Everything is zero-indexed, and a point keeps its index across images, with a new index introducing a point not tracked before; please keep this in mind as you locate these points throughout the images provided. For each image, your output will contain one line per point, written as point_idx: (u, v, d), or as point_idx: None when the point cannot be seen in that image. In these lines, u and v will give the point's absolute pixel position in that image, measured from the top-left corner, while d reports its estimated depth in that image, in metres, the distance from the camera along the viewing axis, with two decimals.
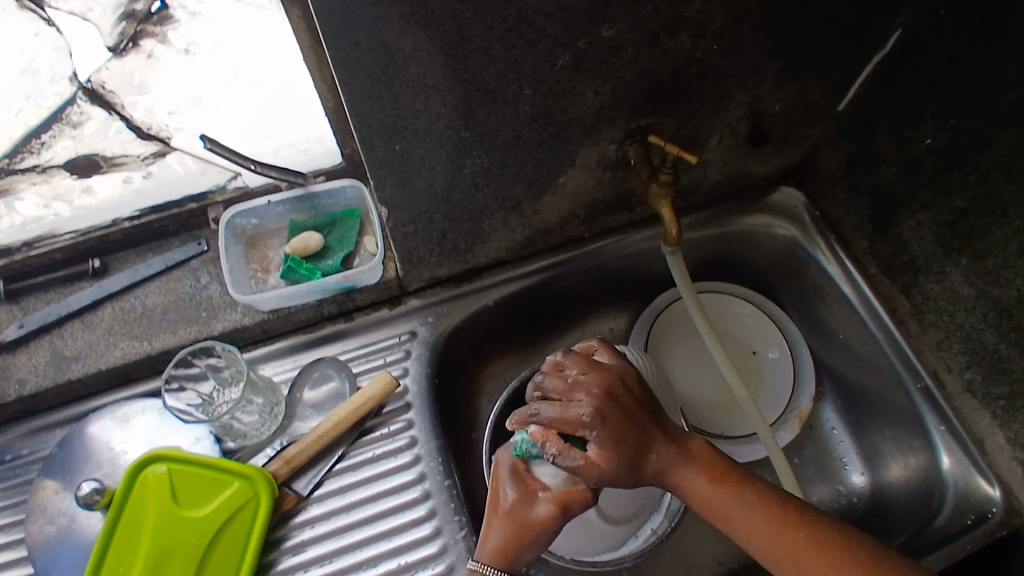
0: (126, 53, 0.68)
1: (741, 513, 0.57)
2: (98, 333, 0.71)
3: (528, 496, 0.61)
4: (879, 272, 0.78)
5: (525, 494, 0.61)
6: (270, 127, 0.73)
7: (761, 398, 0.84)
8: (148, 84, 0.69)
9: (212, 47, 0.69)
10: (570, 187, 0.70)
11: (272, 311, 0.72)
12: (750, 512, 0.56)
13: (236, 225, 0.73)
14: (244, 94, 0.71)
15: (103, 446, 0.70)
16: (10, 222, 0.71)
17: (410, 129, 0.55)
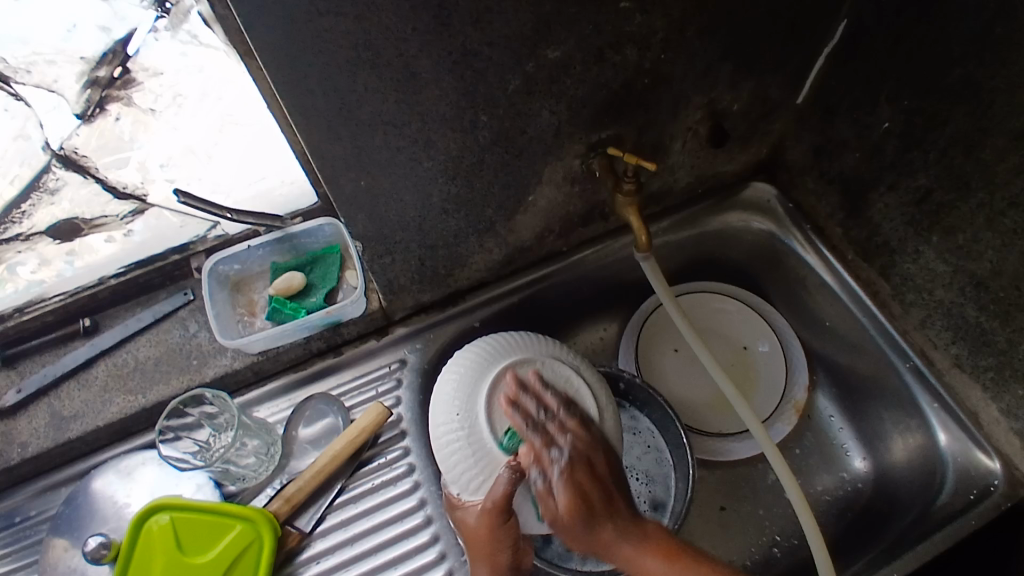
0: (93, 116, 0.73)
1: None
2: (93, 391, 0.72)
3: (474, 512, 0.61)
4: (856, 257, 0.79)
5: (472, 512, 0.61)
6: (254, 172, 0.78)
7: (755, 393, 0.84)
8: (138, 138, 0.75)
9: (199, 97, 0.75)
10: (541, 204, 0.71)
11: (261, 353, 0.73)
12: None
13: (219, 272, 0.74)
14: (231, 139, 0.77)
15: (107, 500, 0.71)
16: (15, 286, 0.74)
17: (374, 165, 0.56)
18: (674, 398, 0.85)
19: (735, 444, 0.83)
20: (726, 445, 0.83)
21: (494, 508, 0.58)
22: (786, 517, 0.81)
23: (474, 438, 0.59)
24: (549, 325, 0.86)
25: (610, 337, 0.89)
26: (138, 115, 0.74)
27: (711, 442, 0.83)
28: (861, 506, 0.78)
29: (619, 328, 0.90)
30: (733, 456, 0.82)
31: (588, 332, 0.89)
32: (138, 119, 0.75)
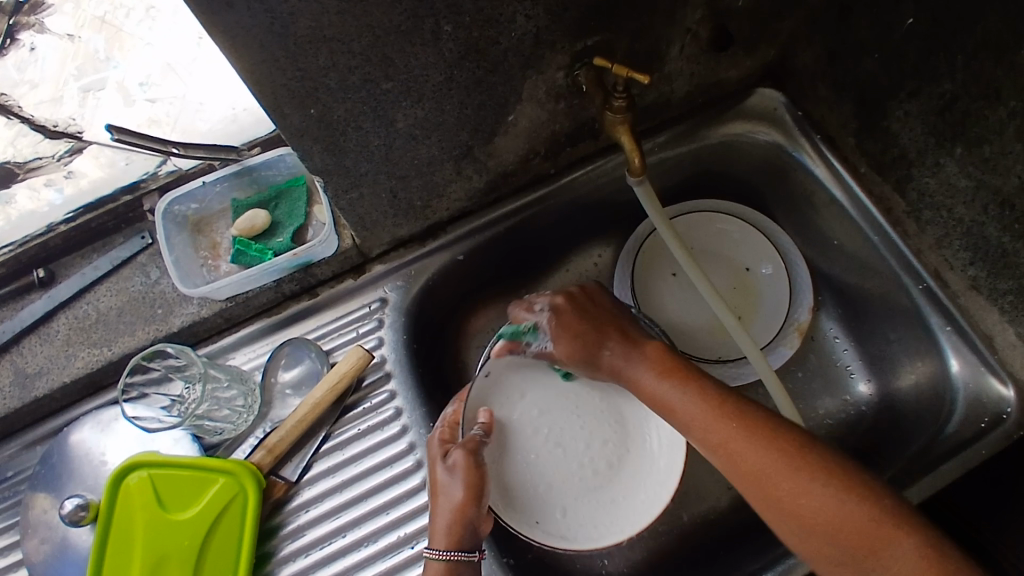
0: (8, 49, 0.77)
1: (687, 411, 0.56)
2: (57, 345, 0.68)
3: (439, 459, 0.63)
4: (869, 170, 0.72)
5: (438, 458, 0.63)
6: (223, 87, 0.78)
7: (757, 316, 0.80)
8: (113, 58, 0.78)
9: (173, 13, 0.81)
10: (523, 124, 0.64)
11: (229, 299, 0.68)
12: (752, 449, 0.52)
13: (175, 213, 0.68)
14: (207, 51, 0.80)
15: (86, 455, 0.69)
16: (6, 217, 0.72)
17: (323, 89, 0.49)
18: (670, 325, 0.81)
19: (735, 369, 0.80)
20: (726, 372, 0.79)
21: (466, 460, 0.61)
22: None
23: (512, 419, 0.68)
24: (540, 253, 0.81)
25: (605, 262, 0.85)
26: (113, 37, 0.79)
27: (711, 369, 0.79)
28: (864, 431, 0.76)
29: (614, 252, 0.85)
30: (734, 383, 0.79)
31: (582, 258, 0.84)
32: (114, 38, 0.79)
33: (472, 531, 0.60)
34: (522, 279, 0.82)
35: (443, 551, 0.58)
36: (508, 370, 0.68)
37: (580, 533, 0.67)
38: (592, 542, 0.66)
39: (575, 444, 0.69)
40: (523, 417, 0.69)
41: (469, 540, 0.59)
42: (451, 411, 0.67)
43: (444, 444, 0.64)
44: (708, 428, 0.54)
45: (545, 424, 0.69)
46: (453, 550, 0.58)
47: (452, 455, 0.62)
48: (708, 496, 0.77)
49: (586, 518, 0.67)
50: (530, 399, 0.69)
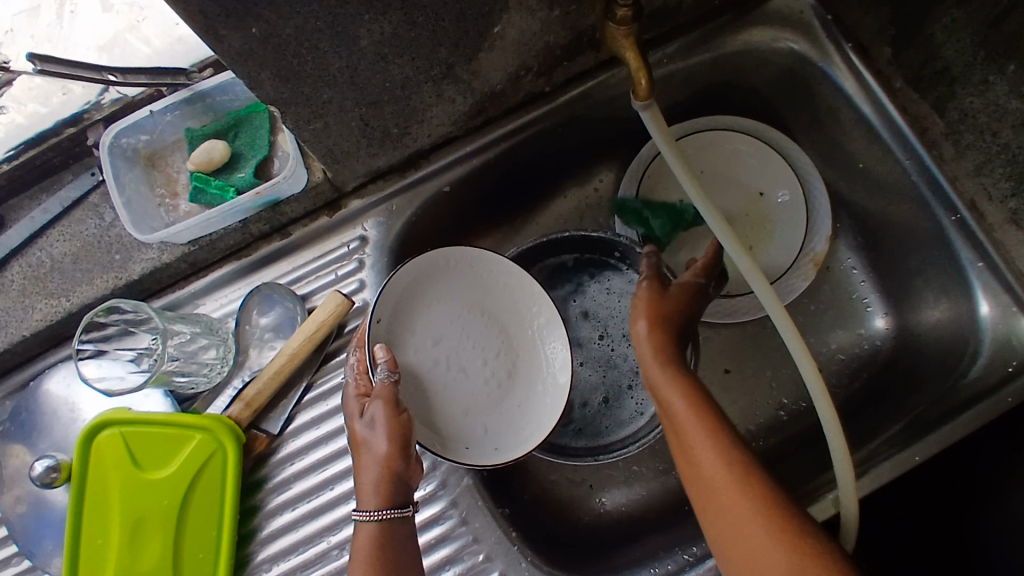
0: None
1: (700, 443, 0.51)
2: (12, 297, 0.62)
3: (358, 409, 0.54)
4: (905, 86, 0.64)
5: (358, 408, 0.55)
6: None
7: (770, 248, 0.74)
8: None
9: None
10: (510, 36, 0.55)
11: (192, 242, 0.62)
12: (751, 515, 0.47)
13: (122, 147, 0.61)
14: None
15: (57, 410, 0.66)
16: None
17: (263, 3, 0.40)
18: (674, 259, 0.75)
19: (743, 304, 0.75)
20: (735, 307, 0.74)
21: (384, 407, 0.53)
22: (795, 381, 0.75)
23: (400, 326, 0.59)
24: (535, 181, 0.74)
25: (606, 188, 0.78)
26: None
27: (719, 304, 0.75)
28: (878, 368, 0.72)
29: (616, 176, 0.78)
30: (742, 320, 0.74)
31: (581, 184, 0.77)
32: None
33: (404, 483, 0.53)
34: (516, 209, 0.76)
35: (372, 512, 0.51)
36: (398, 304, 0.59)
37: (510, 446, 0.60)
38: (526, 447, 0.60)
39: (469, 353, 0.62)
40: (415, 341, 0.60)
41: (402, 493, 0.53)
42: (356, 358, 0.58)
43: (361, 397, 0.56)
44: (715, 465, 0.49)
45: (438, 344, 0.61)
46: (380, 511, 0.51)
47: (369, 410, 0.53)
48: None
49: (509, 427, 0.61)
50: (419, 323, 0.60)
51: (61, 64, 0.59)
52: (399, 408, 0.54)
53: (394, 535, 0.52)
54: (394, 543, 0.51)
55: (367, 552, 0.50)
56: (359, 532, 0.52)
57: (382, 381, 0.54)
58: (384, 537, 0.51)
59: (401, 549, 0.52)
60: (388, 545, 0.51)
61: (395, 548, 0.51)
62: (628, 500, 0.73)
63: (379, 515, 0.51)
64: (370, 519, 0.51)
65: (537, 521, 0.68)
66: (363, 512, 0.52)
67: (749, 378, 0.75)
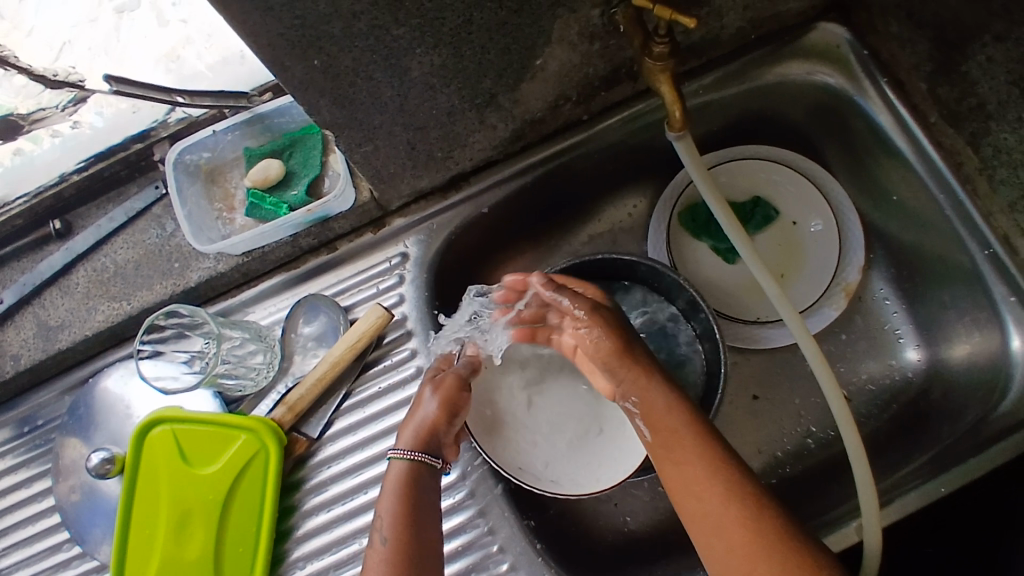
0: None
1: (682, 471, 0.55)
2: (76, 298, 0.67)
3: (432, 376, 0.64)
4: (940, 121, 0.65)
5: (431, 375, 0.64)
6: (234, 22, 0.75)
7: (802, 276, 0.75)
8: None
9: None
10: (552, 68, 0.58)
11: (245, 254, 0.66)
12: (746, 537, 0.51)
13: (186, 163, 0.65)
14: None
15: (113, 406, 0.70)
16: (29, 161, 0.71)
17: (326, 39, 0.44)
18: (707, 283, 0.78)
19: (772, 331, 0.76)
20: (765, 333, 0.76)
21: (454, 385, 0.63)
22: (823, 409, 0.75)
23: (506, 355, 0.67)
24: (572, 204, 0.76)
25: (640, 213, 0.80)
26: None
27: (748, 329, 0.76)
28: (909, 400, 0.72)
29: (650, 202, 0.80)
30: (770, 345, 0.76)
31: (615, 208, 0.79)
32: None
33: (440, 441, 0.61)
34: (552, 230, 0.78)
35: (408, 450, 0.59)
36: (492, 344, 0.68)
37: (567, 481, 0.63)
38: (583, 486, 0.63)
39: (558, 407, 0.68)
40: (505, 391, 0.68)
41: (435, 447, 0.60)
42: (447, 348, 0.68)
43: (436, 372, 0.65)
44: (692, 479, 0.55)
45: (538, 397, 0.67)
46: (413, 454, 0.59)
47: (442, 375, 0.64)
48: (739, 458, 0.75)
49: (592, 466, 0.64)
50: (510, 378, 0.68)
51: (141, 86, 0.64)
52: (463, 391, 0.63)
53: (418, 481, 0.58)
54: (417, 486, 0.58)
55: (394, 495, 0.57)
56: (392, 468, 0.59)
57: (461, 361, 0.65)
58: (411, 475, 0.58)
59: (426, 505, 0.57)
60: (413, 483, 0.58)
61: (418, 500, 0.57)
62: (653, 519, 0.74)
63: (409, 454, 0.59)
64: (402, 455, 0.59)
65: (561, 536, 0.70)
66: (400, 450, 0.60)
67: (777, 404, 0.76)
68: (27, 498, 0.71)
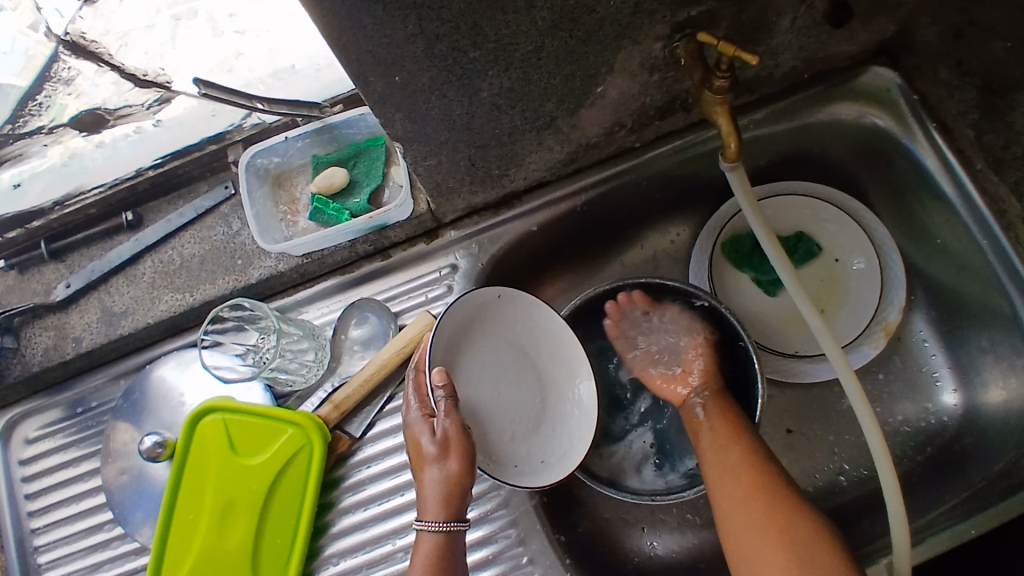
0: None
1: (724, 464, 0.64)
2: (142, 287, 0.71)
3: (423, 426, 0.59)
4: (987, 167, 0.66)
5: (421, 425, 0.59)
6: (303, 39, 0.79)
7: (842, 312, 0.76)
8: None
9: None
10: (611, 96, 0.60)
11: (306, 256, 0.69)
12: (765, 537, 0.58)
13: (258, 166, 0.69)
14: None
15: (166, 393, 0.73)
16: (109, 156, 0.76)
17: (408, 58, 0.47)
18: (747, 312, 0.79)
19: (810, 365, 0.77)
20: (802, 367, 0.77)
21: (449, 438, 0.57)
22: (857, 447, 0.76)
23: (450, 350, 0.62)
24: (617, 228, 0.79)
25: (682, 241, 0.82)
26: None
27: (785, 362, 0.77)
28: (945, 444, 0.72)
29: (693, 231, 0.82)
30: (808, 379, 0.76)
31: (659, 235, 0.81)
32: None
33: (465, 499, 0.58)
34: (596, 252, 0.80)
35: (436, 523, 0.57)
36: (450, 341, 0.62)
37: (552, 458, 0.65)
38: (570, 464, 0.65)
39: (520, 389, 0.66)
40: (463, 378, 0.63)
41: (461, 508, 0.58)
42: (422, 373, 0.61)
43: (428, 415, 0.60)
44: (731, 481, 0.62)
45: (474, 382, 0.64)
46: (440, 525, 0.57)
47: (437, 429, 0.57)
48: None
49: (549, 451, 0.65)
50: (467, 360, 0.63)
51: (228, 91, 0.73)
52: (461, 441, 0.57)
53: (451, 546, 0.57)
54: (453, 551, 0.57)
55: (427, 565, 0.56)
56: (420, 539, 0.58)
57: (444, 405, 0.57)
58: (445, 547, 0.57)
59: (457, 556, 0.58)
60: (447, 552, 0.57)
61: (452, 559, 0.57)
62: (680, 545, 0.75)
63: (435, 527, 0.57)
64: (427, 529, 0.57)
65: (589, 553, 0.71)
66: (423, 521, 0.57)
67: (810, 439, 0.76)
68: (76, 476, 0.74)
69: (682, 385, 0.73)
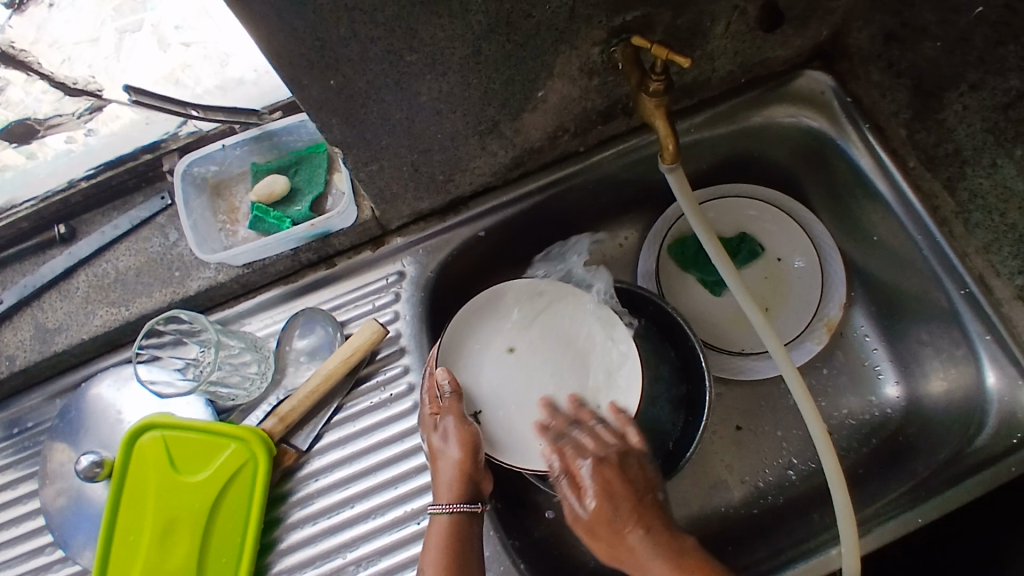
0: (25, 5, 0.75)
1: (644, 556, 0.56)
2: (76, 303, 0.68)
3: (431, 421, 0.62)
4: (919, 165, 0.68)
5: (430, 420, 0.62)
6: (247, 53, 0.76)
7: (785, 310, 0.77)
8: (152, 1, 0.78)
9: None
10: (553, 100, 0.61)
11: (246, 266, 0.67)
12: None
13: (194, 175, 0.67)
14: (225, 15, 0.78)
15: (103, 411, 0.70)
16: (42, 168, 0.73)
17: (343, 62, 0.47)
18: (695, 313, 0.80)
19: (757, 362, 0.78)
20: (749, 364, 0.78)
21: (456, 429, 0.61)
22: (805, 441, 0.77)
23: (455, 346, 0.65)
24: (566, 232, 0.79)
25: (630, 244, 0.82)
26: None
27: (733, 361, 0.78)
28: (888, 435, 0.74)
29: (641, 233, 0.82)
30: (754, 376, 0.78)
31: (607, 238, 0.82)
32: None
33: (474, 484, 0.60)
34: None
35: (444, 505, 0.59)
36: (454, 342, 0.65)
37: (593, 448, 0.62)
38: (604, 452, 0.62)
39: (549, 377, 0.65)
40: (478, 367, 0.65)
41: (471, 493, 0.60)
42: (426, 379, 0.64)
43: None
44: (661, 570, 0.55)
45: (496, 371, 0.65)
46: (453, 506, 0.59)
47: (442, 425, 0.61)
48: (721, 488, 0.76)
49: (562, 452, 0.62)
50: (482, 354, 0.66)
51: (156, 98, 0.72)
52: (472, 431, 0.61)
53: (463, 530, 0.59)
54: (465, 537, 0.58)
55: (437, 549, 0.57)
56: (434, 523, 0.59)
57: (449, 399, 0.62)
58: (455, 530, 0.58)
59: (468, 544, 0.58)
60: (455, 538, 0.58)
61: (462, 546, 0.58)
62: None
63: (447, 509, 0.58)
64: (439, 512, 0.59)
65: (546, 558, 0.71)
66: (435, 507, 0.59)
67: (760, 435, 0.77)
68: (10, 501, 0.70)
69: (580, 501, 0.59)
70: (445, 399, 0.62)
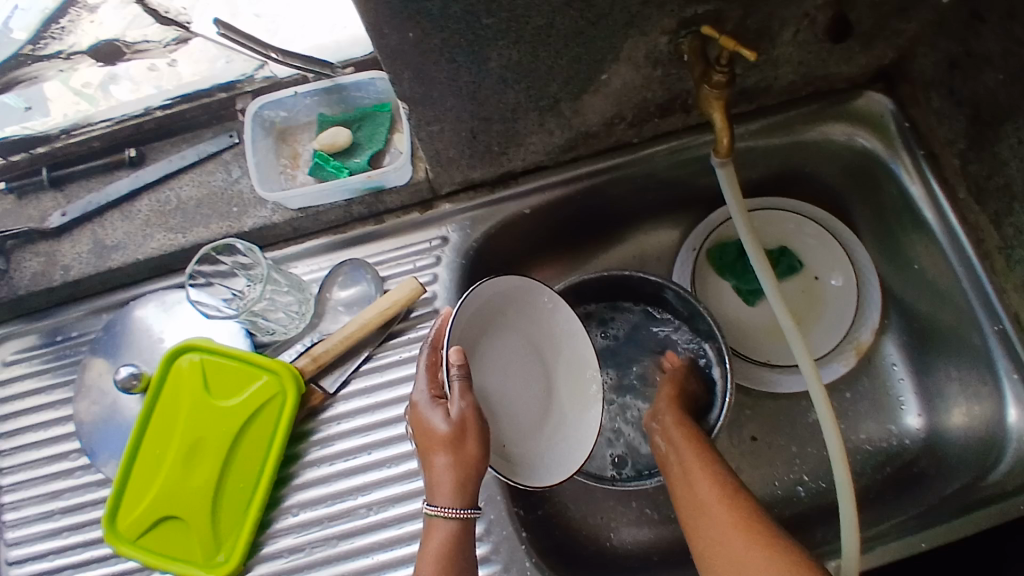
0: None
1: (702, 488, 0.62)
2: (136, 224, 0.72)
3: (433, 407, 0.58)
4: (968, 197, 0.69)
5: (432, 406, 0.58)
6: (318, 20, 0.78)
7: (817, 329, 0.78)
8: None
9: None
10: (615, 85, 0.62)
11: (300, 210, 0.70)
12: (733, 535, 0.57)
13: (264, 118, 0.71)
14: None
15: (146, 330, 0.73)
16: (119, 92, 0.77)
17: (423, 15, 0.49)
18: (727, 319, 0.81)
19: (781, 375, 0.78)
20: (774, 376, 0.78)
21: (467, 419, 0.57)
22: (819, 460, 0.77)
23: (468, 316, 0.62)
24: (607, 223, 0.81)
25: (668, 242, 0.84)
26: None
27: (757, 371, 0.79)
28: (903, 464, 0.74)
29: (681, 234, 0.84)
30: (778, 390, 0.78)
31: (647, 234, 0.83)
32: None
33: (476, 487, 0.57)
34: (585, 244, 0.82)
35: (452, 510, 0.56)
36: (465, 327, 0.61)
37: (548, 458, 0.66)
38: (565, 471, 0.65)
39: (527, 386, 0.67)
40: (475, 358, 0.64)
41: (474, 497, 0.57)
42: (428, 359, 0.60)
43: (436, 399, 0.59)
44: (715, 521, 0.59)
45: (484, 359, 0.64)
46: (463, 512, 0.56)
47: (453, 411, 0.57)
48: None
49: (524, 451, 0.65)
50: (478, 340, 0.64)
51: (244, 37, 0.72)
52: (478, 425, 0.57)
53: (463, 538, 0.57)
54: (463, 540, 0.57)
55: (438, 554, 0.56)
56: (434, 526, 0.57)
57: (459, 385, 0.57)
58: (458, 535, 0.57)
59: (467, 549, 0.58)
60: (458, 543, 0.57)
61: (462, 549, 0.57)
62: (636, 539, 0.75)
63: (456, 513, 0.56)
64: (444, 516, 0.56)
65: (548, 534, 0.72)
66: (438, 508, 0.57)
67: (774, 448, 0.78)
68: (46, 404, 0.74)
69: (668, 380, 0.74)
70: (455, 383, 0.57)
